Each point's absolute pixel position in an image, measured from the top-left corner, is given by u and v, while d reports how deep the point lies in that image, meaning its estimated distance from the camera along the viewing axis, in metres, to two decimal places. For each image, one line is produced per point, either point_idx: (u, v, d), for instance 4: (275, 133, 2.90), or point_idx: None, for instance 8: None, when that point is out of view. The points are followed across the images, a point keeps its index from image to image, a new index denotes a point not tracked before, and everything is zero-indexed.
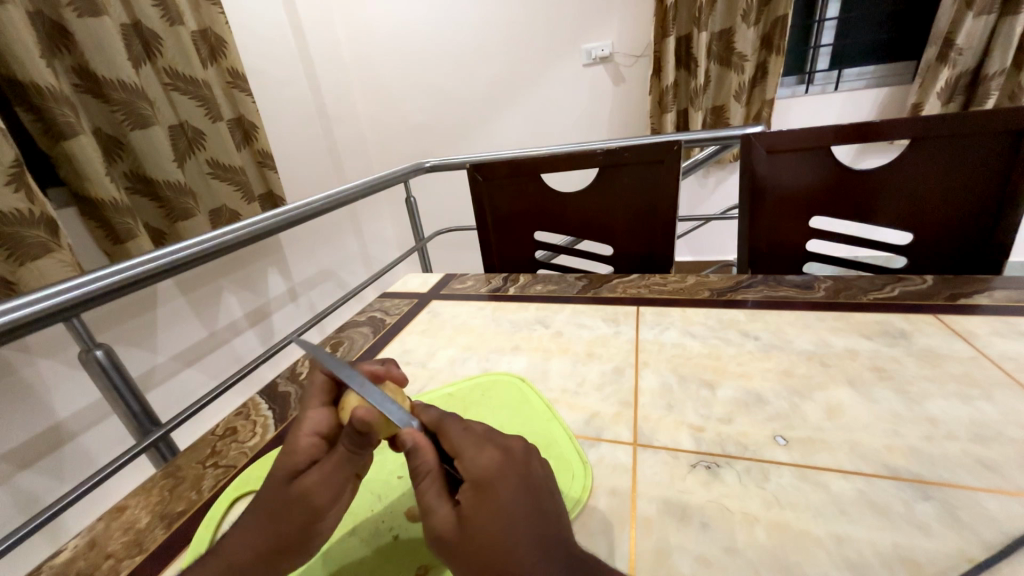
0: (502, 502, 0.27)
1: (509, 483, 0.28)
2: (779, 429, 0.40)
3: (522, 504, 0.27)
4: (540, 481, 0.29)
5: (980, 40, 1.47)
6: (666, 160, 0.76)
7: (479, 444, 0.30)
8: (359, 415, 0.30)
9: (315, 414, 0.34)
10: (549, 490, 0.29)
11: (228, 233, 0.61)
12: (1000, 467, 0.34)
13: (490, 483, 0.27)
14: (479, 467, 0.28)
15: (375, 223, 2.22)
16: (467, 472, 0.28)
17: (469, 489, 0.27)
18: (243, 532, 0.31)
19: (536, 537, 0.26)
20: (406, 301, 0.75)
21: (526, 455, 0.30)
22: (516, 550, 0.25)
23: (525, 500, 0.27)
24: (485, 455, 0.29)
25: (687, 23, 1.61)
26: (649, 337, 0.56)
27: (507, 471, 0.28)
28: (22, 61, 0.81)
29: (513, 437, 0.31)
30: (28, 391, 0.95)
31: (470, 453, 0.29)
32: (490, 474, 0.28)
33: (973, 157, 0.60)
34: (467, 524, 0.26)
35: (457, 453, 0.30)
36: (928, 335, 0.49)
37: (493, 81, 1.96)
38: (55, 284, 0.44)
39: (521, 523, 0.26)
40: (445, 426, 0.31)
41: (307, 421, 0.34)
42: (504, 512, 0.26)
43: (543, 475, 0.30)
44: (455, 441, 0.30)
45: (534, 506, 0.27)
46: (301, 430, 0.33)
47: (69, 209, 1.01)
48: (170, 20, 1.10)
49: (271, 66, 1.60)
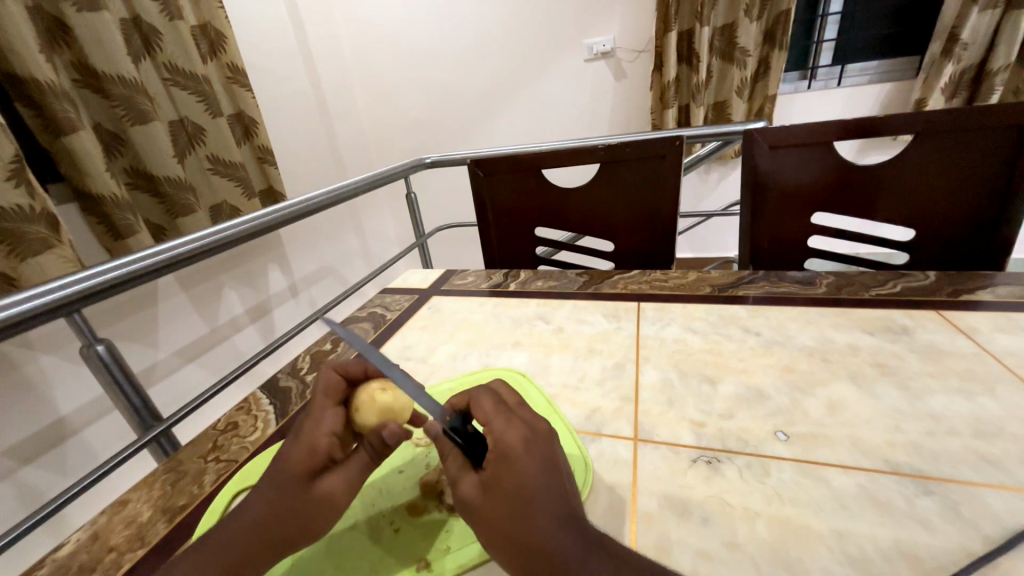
0: (523, 473, 0.28)
1: (532, 456, 0.29)
2: (780, 425, 0.40)
3: (545, 475, 0.28)
4: (561, 456, 0.30)
5: (985, 35, 1.46)
6: (668, 155, 0.76)
7: (506, 419, 0.31)
8: (390, 430, 0.33)
9: (330, 415, 0.34)
10: (566, 466, 0.31)
11: (228, 229, 0.61)
12: (1002, 463, 0.34)
13: (515, 454, 0.28)
14: (505, 440, 0.29)
15: (375, 219, 2.21)
16: (494, 444, 0.29)
17: (493, 460, 0.28)
18: (248, 528, 0.31)
19: (554, 507, 0.27)
20: (406, 297, 0.75)
21: (550, 434, 0.31)
22: (535, 515, 0.27)
23: (546, 471, 0.29)
24: (513, 429, 0.30)
25: (689, 18, 1.60)
26: (650, 333, 0.56)
27: (532, 446, 0.29)
28: (21, 55, 0.80)
29: (538, 418, 0.32)
30: (29, 387, 0.95)
31: (499, 425, 0.30)
32: (516, 447, 0.29)
33: (976, 152, 0.60)
34: (488, 488, 0.28)
35: (487, 424, 0.31)
36: (930, 331, 0.49)
37: (493, 77, 1.95)
38: (57, 280, 0.44)
39: (541, 492, 0.27)
40: (475, 399, 0.33)
41: (326, 420, 0.34)
42: (524, 481, 0.27)
43: (563, 454, 0.31)
44: (483, 416, 0.31)
45: (555, 479, 0.28)
46: (318, 431, 0.33)
47: (69, 204, 1.01)
48: (169, 14, 1.08)
49: (270, 61, 1.59)
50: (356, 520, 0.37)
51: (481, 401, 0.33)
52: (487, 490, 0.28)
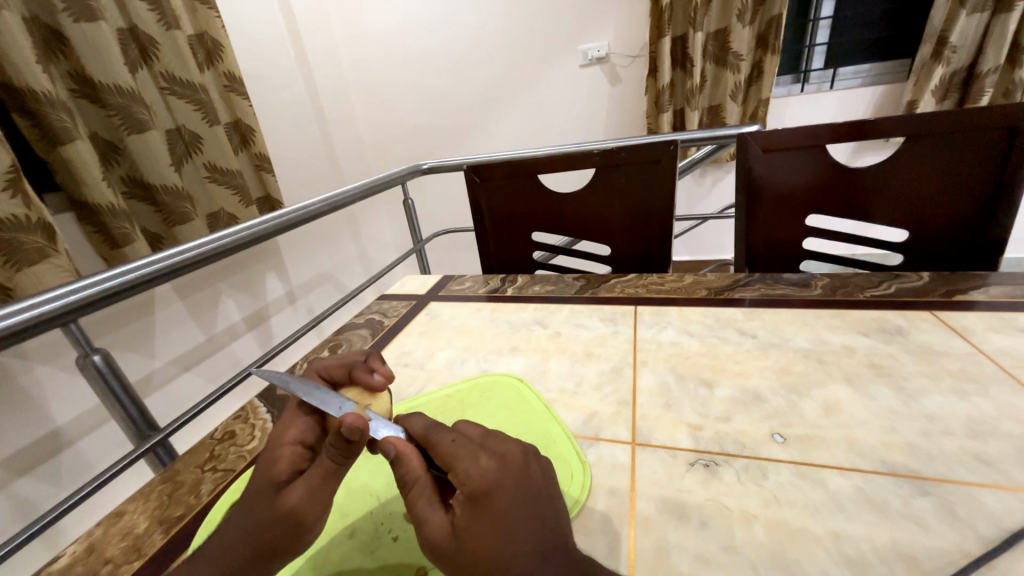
0: (497, 516, 0.27)
1: (507, 491, 0.28)
2: (777, 427, 0.40)
3: (522, 513, 0.28)
4: (537, 485, 0.30)
5: (973, 39, 1.48)
6: (663, 159, 0.76)
7: (472, 454, 0.30)
8: (348, 422, 0.30)
9: (298, 422, 0.35)
10: (552, 497, 0.30)
11: (226, 237, 0.61)
12: (997, 463, 0.34)
13: (486, 493, 0.28)
14: (474, 479, 0.28)
15: (373, 226, 2.22)
16: (463, 483, 0.29)
17: (464, 501, 0.28)
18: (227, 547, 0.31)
19: (532, 546, 0.26)
20: (404, 303, 0.75)
21: (524, 462, 0.31)
22: (515, 560, 0.26)
23: (524, 505, 0.28)
24: (480, 465, 0.29)
25: (682, 23, 1.61)
26: (647, 337, 0.56)
27: (505, 478, 0.29)
28: (18, 66, 0.81)
29: (508, 443, 0.32)
30: (26, 398, 0.94)
31: (464, 463, 0.29)
32: (487, 484, 0.28)
33: (968, 154, 0.60)
34: (460, 532, 0.27)
35: (450, 467, 0.30)
36: (924, 332, 0.49)
37: (489, 83, 1.96)
38: (55, 288, 0.44)
39: (518, 534, 0.27)
40: (437, 428, 0.32)
41: (289, 429, 0.34)
42: (497, 524, 0.27)
43: (541, 472, 0.31)
44: (445, 454, 0.30)
45: (533, 514, 0.28)
46: (283, 440, 0.34)
47: (66, 214, 1.01)
48: (166, 24, 1.09)
49: (267, 69, 1.60)
50: (356, 528, 0.38)
51: (440, 438, 0.31)
52: (457, 533, 0.27)
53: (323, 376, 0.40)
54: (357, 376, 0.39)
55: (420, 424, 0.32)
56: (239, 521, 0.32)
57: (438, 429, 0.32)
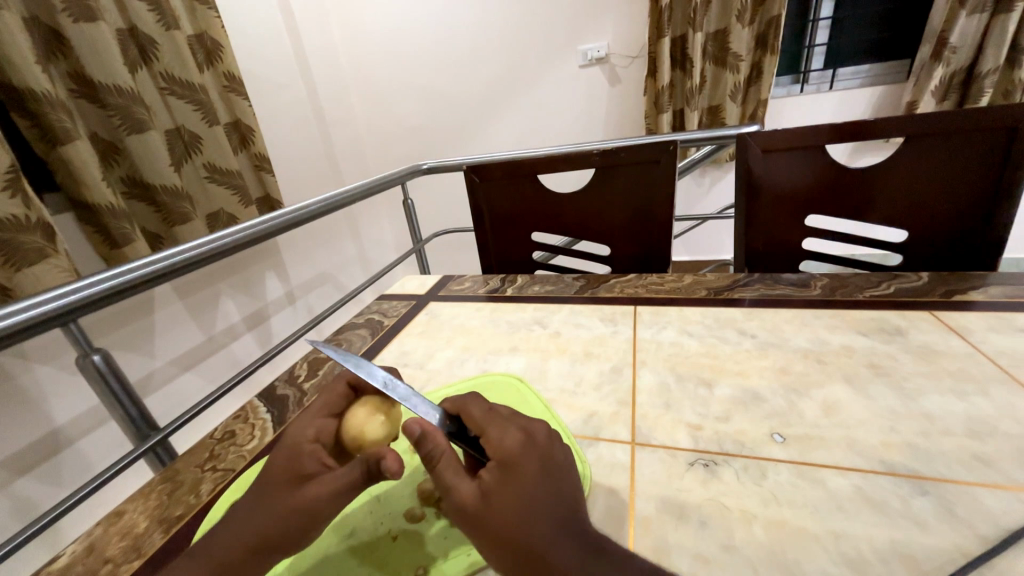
0: (524, 481, 0.27)
1: (534, 461, 0.28)
2: (776, 426, 0.40)
3: (546, 481, 0.28)
4: (560, 461, 0.30)
5: (973, 39, 1.48)
6: (662, 160, 0.76)
7: (502, 425, 0.31)
8: (387, 464, 0.31)
9: (319, 421, 0.35)
10: (569, 472, 0.30)
11: (226, 237, 0.61)
12: (995, 462, 0.34)
13: (515, 460, 0.28)
14: (504, 447, 0.29)
15: (373, 226, 2.22)
16: (493, 451, 0.29)
17: (494, 467, 0.28)
18: (239, 534, 0.30)
19: (554, 514, 0.27)
20: (404, 303, 0.75)
21: (549, 438, 0.31)
22: (540, 518, 0.26)
23: (547, 474, 0.28)
24: (510, 435, 0.30)
25: (682, 24, 1.61)
26: (647, 337, 0.56)
27: (532, 450, 0.29)
28: (19, 67, 0.81)
29: (536, 421, 0.32)
30: (25, 398, 0.94)
31: (496, 430, 0.30)
32: (517, 453, 0.29)
33: (966, 155, 0.61)
34: (490, 496, 0.27)
35: (482, 433, 0.31)
36: (923, 332, 0.49)
37: (489, 83, 1.96)
38: (57, 288, 0.44)
39: (543, 497, 0.27)
40: (466, 403, 0.33)
41: (308, 427, 0.34)
42: (525, 488, 0.27)
43: (564, 451, 0.31)
44: (479, 422, 0.31)
45: (556, 481, 0.28)
46: (302, 435, 0.34)
47: (65, 214, 1.01)
48: (165, 24, 1.09)
49: (266, 70, 1.60)
50: (354, 527, 0.37)
51: (475, 408, 0.32)
52: (487, 498, 0.27)
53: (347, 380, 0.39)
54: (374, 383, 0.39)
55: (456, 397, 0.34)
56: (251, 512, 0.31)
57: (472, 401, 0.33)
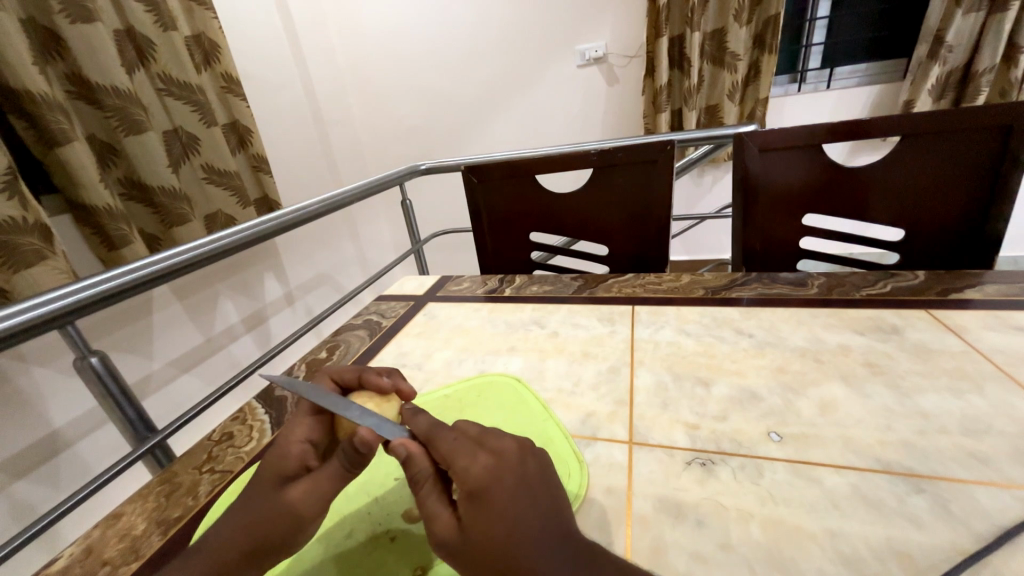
0: (496, 510, 0.27)
1: (504, 488, 0.28)
2: (773, 425, 0.40)
3: (521, 505, 0.28)
4: (534, 478, 0.29)
5: (969, 38, 1.48)
6: (659, 159, 0.77)
7: (470, 451, 0.30)
8: (359, 434, 0.30)
9: (308, 422, 0.35)
10: (548, 486, 0.30)
11: (224, 238, 0.61)
12: (990, 459, 0.34)
13: (485, 488, 0.28)
14: (472, 476, 0.28)
15: (371, 226, 2.22)
16: (462, 481, 0.29)
17: (465, 498, 0.28)
18: (227, 536, 0.31)
19: (536, 535, 0.26)
20: (401, 304, 0.75)
21: (520, 456, 0.30)
22: (518, 547, 0.26)
23: (523, 496, 0.28)
24: (478, 462, 0.29)
25: (680, 24, 1.62)
26: (645, 336, 0.56)
27: (503, 476, 0.28)
28: (16, 69, 0.81)
29: (506, 439, 0.31)
30: (23, 400, 0.94)
31: (463, 460, 0.29)
32: (485, 481, 0.28)
33: (961, 153, 0.61)
34: (464, 528, 0.27)
35: (449, 464, 0.30)
36: (919, 330, 0.49)
37: (487, 84, 1.97)
38: (52, 291, 0.44)
39: (520, 523, 0.27)
40: (435, 431, 0.32)
41: (299, 427, 0.34)
42: (498, 519, 0.27)
43: (538, 465, 0.31)
44: (446, 452, 0.30)
45: (533, 503, 0.28)
46: (292, 437, 0.34)
47: (63, 216, 1.01)
48: (163, 25, 1.09)
49: (264, 70, 1.60)
50: (352, 527, 0.37)
51: (441, 435, 0.31)
52: (462, 530, 0.27)
53: (333, 380, 0.40)
54: (369, 380, 0.39)
55: (424, 423, 0.32)
56: (237, 515, 0.31)
57: (441, 427, 0.32)
